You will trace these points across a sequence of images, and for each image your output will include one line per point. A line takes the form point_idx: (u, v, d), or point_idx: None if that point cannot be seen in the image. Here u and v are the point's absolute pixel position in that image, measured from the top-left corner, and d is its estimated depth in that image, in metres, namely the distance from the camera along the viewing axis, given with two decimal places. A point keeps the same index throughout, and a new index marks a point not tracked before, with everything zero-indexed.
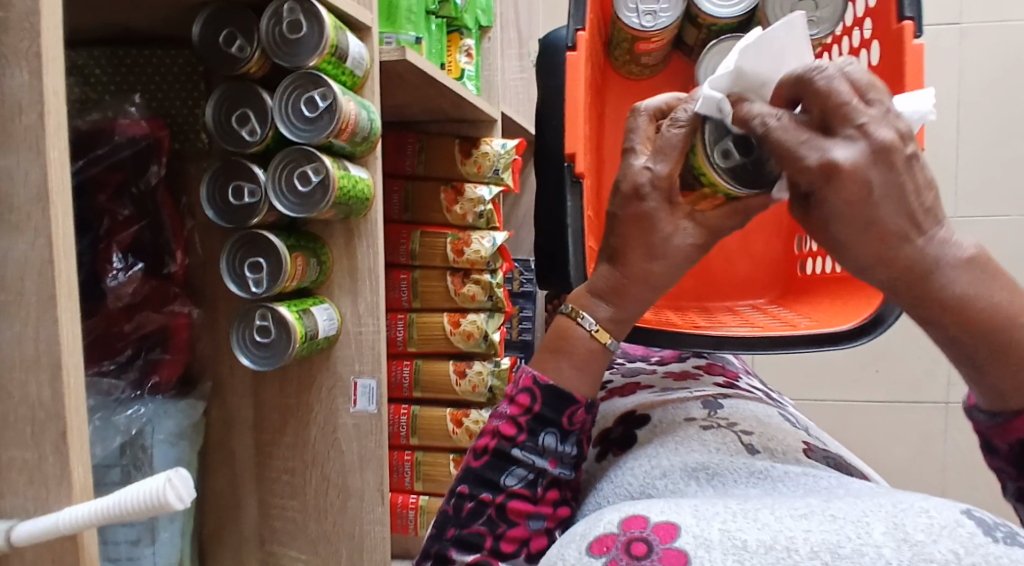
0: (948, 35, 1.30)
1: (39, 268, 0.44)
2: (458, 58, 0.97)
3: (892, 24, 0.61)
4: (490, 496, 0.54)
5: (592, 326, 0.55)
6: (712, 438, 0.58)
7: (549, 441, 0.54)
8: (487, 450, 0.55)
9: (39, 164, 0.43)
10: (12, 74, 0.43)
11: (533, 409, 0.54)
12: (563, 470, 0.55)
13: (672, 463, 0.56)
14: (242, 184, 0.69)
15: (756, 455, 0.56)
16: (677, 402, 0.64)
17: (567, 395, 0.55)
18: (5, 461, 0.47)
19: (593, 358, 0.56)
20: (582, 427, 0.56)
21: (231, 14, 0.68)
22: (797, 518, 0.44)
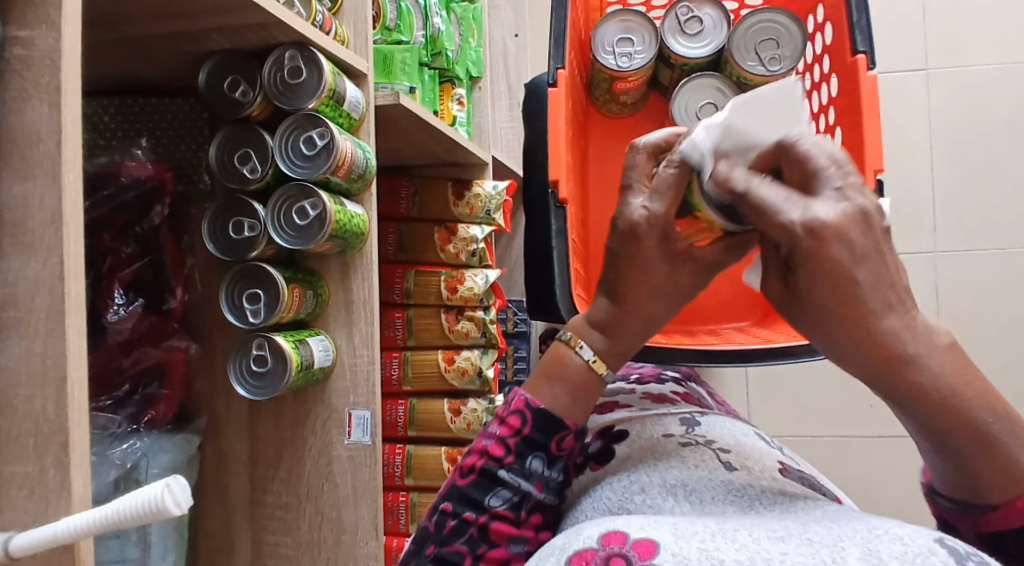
0: (915, 81, 1.36)
1: (50, 285, 0.46)
2: (450, 106, 1.01)
3: (848, 58, 0.66)
4: (473, 516, 0.55)
5: (589, 357, 0.57)
6: (691, 455, 0.59)
7: (536, 466, 0.56)
8: (473, 471, 0.56)
9: (56, 188, 0.46)
10: (34, 104, 0.46)
11: (522, 433, 0.56)
12: (547, 495, 0.56)
13: (651, 479, 0.57)
14: (242, 218, 0.72)
15: (734, 471, 0.57)
16: (654, 418, 0.65)
17: (557, 421, 0.56)
18: (6, 475, 0.47)
19: (579, 382, 0.58)
20: (569, 453, 0.57)
21: (234, 61, 0.71)
22: (774, 541, 0.45)
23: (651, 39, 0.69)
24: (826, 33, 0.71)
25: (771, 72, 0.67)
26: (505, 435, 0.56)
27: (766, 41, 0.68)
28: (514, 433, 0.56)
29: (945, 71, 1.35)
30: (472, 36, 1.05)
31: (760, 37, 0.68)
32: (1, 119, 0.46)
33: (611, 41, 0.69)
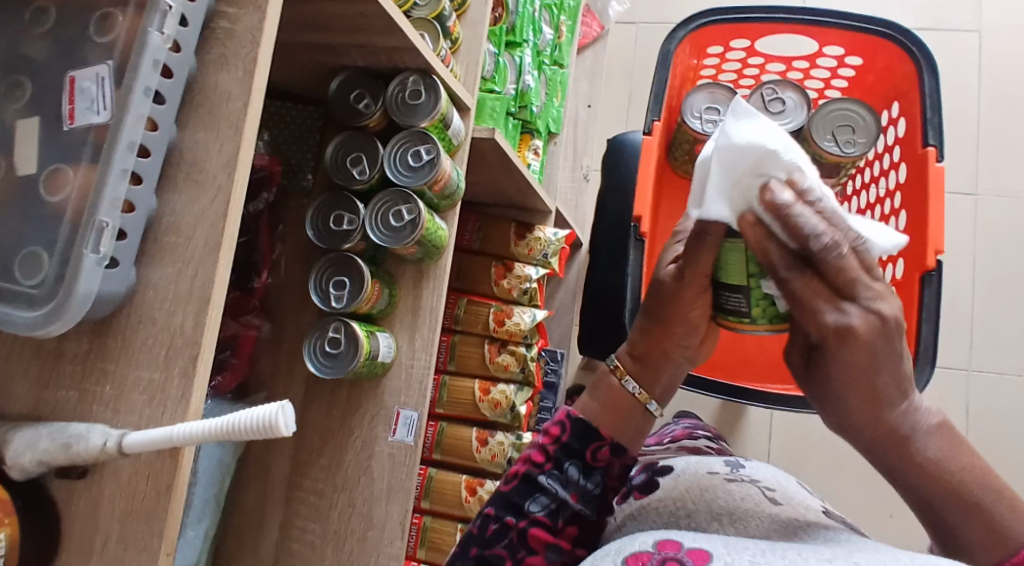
0: (959, 205, 1.35)
1: (212, 219, 0.53)
2: (526, 154, 1.10)
3: (918, 148, 0.74)
4: (514, 521, 0.60)
5: (636, 390, 0.64)
6: (737, 489, 0.65)
7: (573, 474, 0.61)
8: (516, 479, 0.62)
9: (235, 139, 0.53)
10: (228, 69, 0.53)
11: (560, 441, 0.62)
12: (585, 507, 0.61)
13: (698, 506, 0.63)
14: (343, 214, 0.79)
15: (776, 505, 0.63)
16: (703, 459, 0.71)
17: (594, 431, 0.62)
18: (130, 379, 0.53)
19: (624, 404, 0.64)
20: (606, 465, 0.62)
21: (363, 76, 0.80)
22: (821, 560, 0.49)
23: None
24: (901, 128, 0.78)
25: (843, 152, 0.74)
26: (546, 444, 0.63)
27: (842, 126, 0.75)
28: (554, 442, 0.63)
29: (993, 199, 1.35)
30: (556, 97, 1.16)
31: (839, 122, 0.75)
32: (196, 77, 0.54)
33: (699, 107, 0.78)
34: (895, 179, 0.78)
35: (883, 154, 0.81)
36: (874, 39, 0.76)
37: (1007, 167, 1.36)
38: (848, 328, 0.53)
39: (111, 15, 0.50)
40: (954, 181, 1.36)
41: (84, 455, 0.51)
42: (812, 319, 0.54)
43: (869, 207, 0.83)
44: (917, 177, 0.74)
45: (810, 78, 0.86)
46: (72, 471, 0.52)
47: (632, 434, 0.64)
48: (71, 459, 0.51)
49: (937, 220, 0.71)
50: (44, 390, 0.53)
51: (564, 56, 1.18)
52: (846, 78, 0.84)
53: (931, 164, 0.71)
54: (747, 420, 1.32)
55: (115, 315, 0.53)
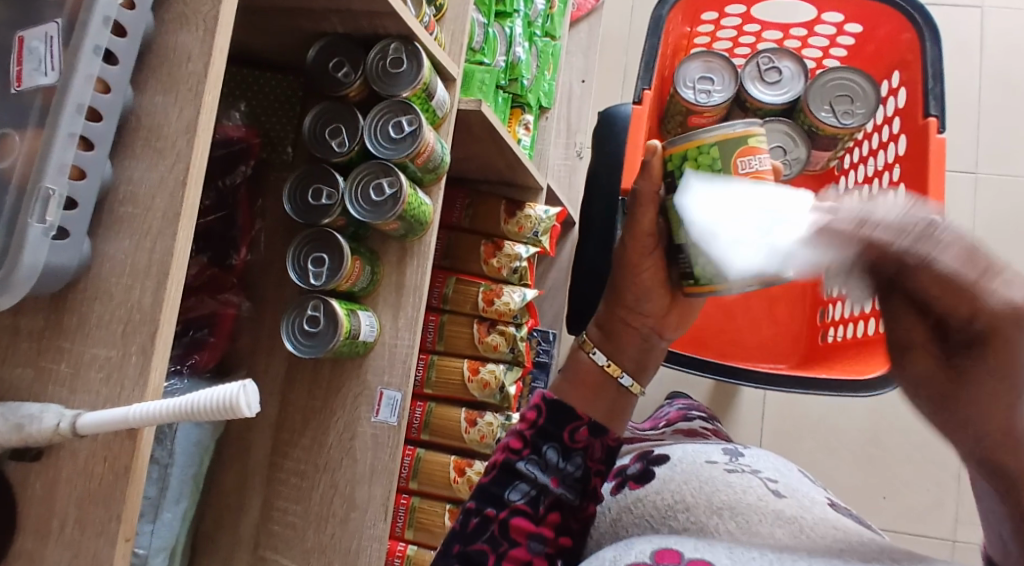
0: (964, 183, 1.32)
1: (172, 188, 0.50)
2: (516, 128, 1.07)
3: (918, 120, 0.71)
4: (495, 512, 0.58)
5: (604, 362, 0.63)
6: (737, 480, 0.60)
7: (551, 457, 0.59)
8: (495, 469, 0.60)
9: (195, 104, 0.50)
10: (189, 30, 0.50)
11: (536, 425, 0.59)
12: (566, 491, 0.58)
13: (698, 499, 0.58)
14: (321, 186, 0.76)
15: (780, 498, 0.57)
16: (698, 446, 0.67)
17: (568, 411, 0.60)
18: (87, 357, 0.50)
19: (593, 381, 0.62)
20: (586, 445, 0.59)
21: (342, 43, 0.77)
22: None
23: (731, 80, 0.74)
24: (900, 99, 0.75)
25: (841, 124, 0.73)
26: (523, 430, 0.60)
27: (841, 96, 0.73)
28: (531, 426, 0.60)
29: (995, 176, 1.32)
30: (548, 69, 1.12)
31: (837, 93, 0.73)
32: (155, 37, 0.51)
33: (692, 77, 0.74)
34: (893, 152, 0.75)
35: (881, 126, 0.78)
36: (875, 6, 0.73)
37: (1010, 143, 1.33)
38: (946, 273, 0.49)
39: None
40: (956, 157, 1.33)
41: (37, 436, 0.48)
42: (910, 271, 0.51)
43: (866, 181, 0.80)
44: (916, 150, 0.71)
45: (806, 47, 0.83)
46: (27, 453, 0.50)
47: (608, 410, 0.61)
48: (24, 440, 0.48)
49: (936, 196, 0.67)
50: None
51: (556, 27, 1.14)
52: (845, 47, 0.81)
53: (932, 136, 0.68)
54: (742, 401, 1.29)
55: (71, 290, 0.51)
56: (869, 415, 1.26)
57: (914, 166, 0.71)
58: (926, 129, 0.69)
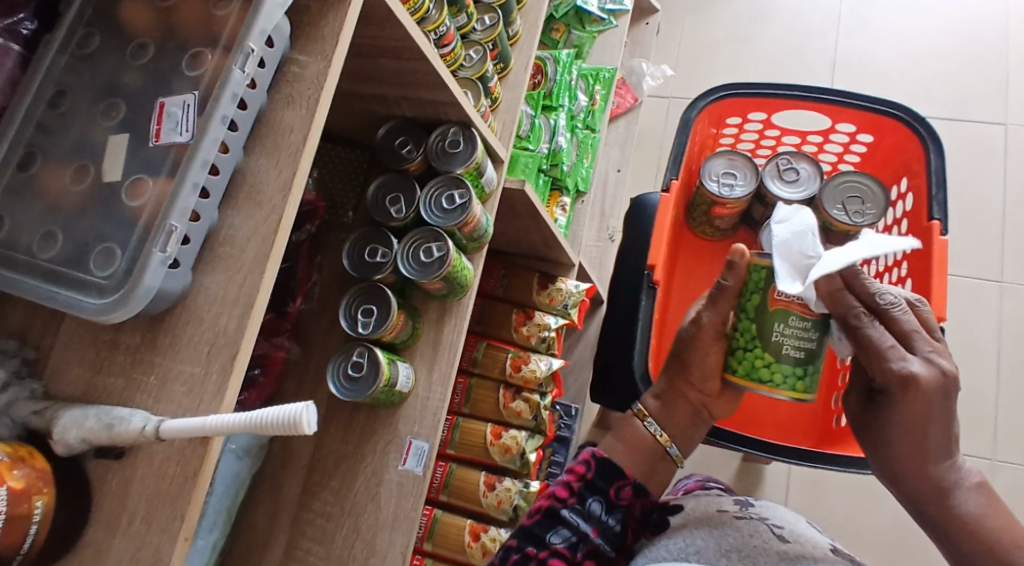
0: (980, 295, 1.38)
1: (265, 235, 0.58)
2: (554, 209, 1.16)
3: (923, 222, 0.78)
4: (535, 550, 0.62)
5: (657, 431, 0.68)
6: (746, 526, 0.62)
7: (595, 509, 0.64)
8: (539, 514, 0.64)
9: (292, 166, 0.59)
10: (296, 105, 0.59)
11: (585, 477, 0.65)
12: (603, 542, 0.63)
13: (708, 542, 0.61)
14: (377, 247, 0.85)
15: (785, 544, 0.60)
16: (711, 496, 0.69)
17: (617, 470, 0.65)
18: (173, 372, 0.57)
19: (644, 444, 0.68)
20: (628, 505, 0.64)
21: (409, 126, 0.87)
22: None
23: (752, 176, 0.83)
24: (908, 202, 0.82)
25: (852, 223, 0.78)
26: (571, 481, 0.65)
27: (852, 197, 0.79)
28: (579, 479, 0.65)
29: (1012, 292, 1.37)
30: (587, 158, 1.22)
31: (848, 194, 0.79)
32: (265, 111, 0.60)
33: (716, 171, 0.83)
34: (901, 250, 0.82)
35: (891, 227, 0.85)
36: (884, 118, 0.82)
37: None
38: (912, 376, 0.61)
39: (201, 53, 0.57)
40: (974, 270, 1.39)
41: (124, 436, 0.55)
42: (880, 366, 0.62)
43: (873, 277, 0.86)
44: (922, 248, 0.78)
45: (823, 152, 0.92)
46: (110, 451, 0.57)
47: (648, 470, 0.67)
48: (111, 439, 0.55)
49: (938, 292, 0.73)
50: (95, 377, 0.59)
51: (597, 122, 1.24)
52: (858, 153, 0.89)
53: (936, 237, 0.75)
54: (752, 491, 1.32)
55: (166, 315, 0.58)
56: (885, 518, 1.28)
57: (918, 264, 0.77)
58: (931, 230, 0.76)
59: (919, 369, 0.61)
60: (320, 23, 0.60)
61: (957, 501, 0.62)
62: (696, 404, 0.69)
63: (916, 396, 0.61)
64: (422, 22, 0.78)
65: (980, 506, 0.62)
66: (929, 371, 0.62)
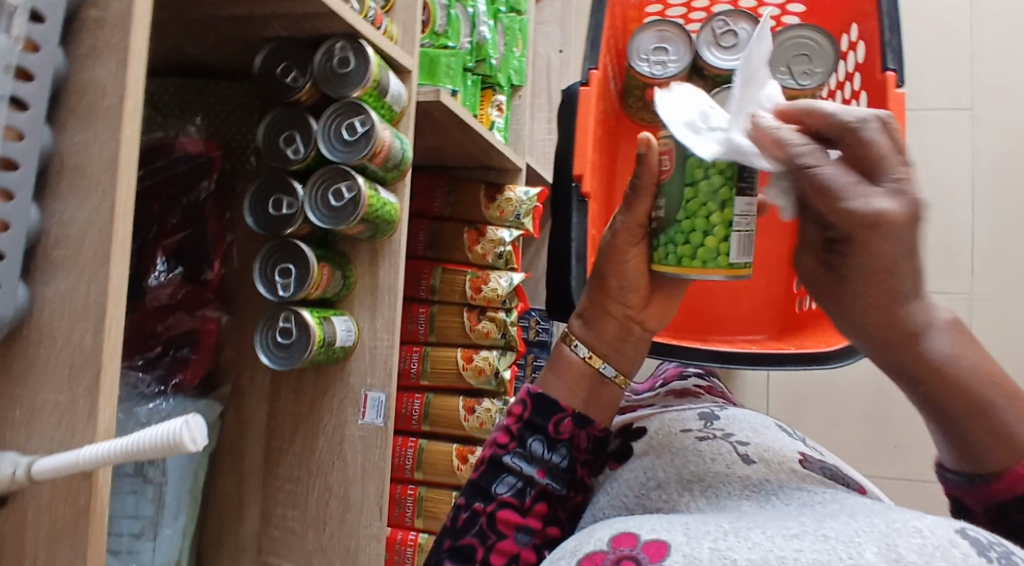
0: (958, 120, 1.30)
1: (101, 226, 0.49)
2: (489, 111, 1.06)
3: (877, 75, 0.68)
4: (482, 506, 0.53)
5: (585, 353, 0.57)
6: (708, 449, 0.54)
7: (537, 449, 0.54)
8: (482, 464, 0.56)
9: (115, 138, 0.49)
10: (103, 62, 0.49)
11: (523, 417, 0.56)
12: (553, 482, 0.54)
13: (668, 474, 0.53)
14: (281, 197, 0.76)
15: (752, 465, 0.51)
16: (674, 413, 0.60)
17: (554, 403, 0.56)
18: (39, 402, 0.50)
19: (575, 372, 0.57)
20: (572, 437, 0.55)
21: (289, 49, 0.75)
22: (789, 538, 0.41)
23: (685, 48, 0.73)
24: (859, 53, 0.72)
25: (800, 86, 0.70)
26: (510, 423, 0.56)
27: (797, 56, 0.71)
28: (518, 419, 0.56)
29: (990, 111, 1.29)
30: (517, 46, 1.10)
31: (793, 53, 0.71)
32: (70, 77, 0.49)
33: (646, 48, 0.74)
34: (855, 110, 0.72)
35: (844, 84, 0.74)
36: None
37: (1009, 76, 1.28)
38: (880, 213, 0.44)
39: None
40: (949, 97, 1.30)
41: None
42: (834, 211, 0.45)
43: None
44: (877, 106, 0.68)
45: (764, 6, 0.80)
46: None
47: (587, 399, 0.57)
48: None
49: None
50: None
51: (520, 2, 1.11)
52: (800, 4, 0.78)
53: (891, 92, 0.65)
54: None
55: (17, 337, 0.51)
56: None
57: (875, 123, 0.67)
58: (885, 84, 0.66)
59: (891, 206, 0.44)
60: None
61: (934, 348, 0.48)
62: (623, 319, 0.58)
63: (885, 234, 0.45)
64: None
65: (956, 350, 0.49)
66: (901, 203, 0.44)
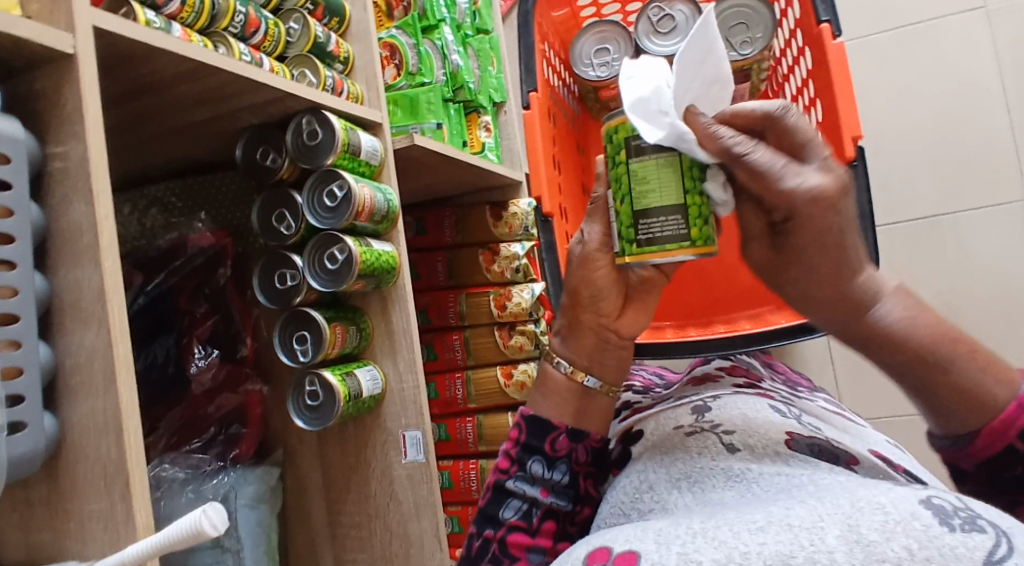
0: (974, 24, 1.21)
1: (103, 352, 0.54)
2: (478, 133, 1.09)
3: (815, 29, 0.72)
4: (492, 532, 0.57)
5: (568, 368, 0.61)
6: (694, 443, 0.55)
7: (537, 469, 0.58)
8: (489, 491, 0.59)
9: (97, 272, 0.54)
10: (74, 207, 0.54)
11: (520, 441, 0.59)
12: (557, 499, 0.58)
13: (659, 474, 0.54)
14: (284, 270, 0.81)
15: (736, 454, 0.53)
16: (667, 411, 0.62)
17: (548, 422, 0.59)
18: (86, 512, 0.57)
19: (564, 389, 0.61)
20: (569, 453, 0.59)
21: (263, 134, 0.80)
22: (753, 531, 0.41)
23: (625, 44, 0.75)
24: (797, 10, 0.75)
25: (743, 56, 0.72)
26: (510, 449, 0.60)
27: (737, 25, 0.73)
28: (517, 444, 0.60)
29: (1007, 6, 1.20)
30: (492, 64, 1.12)
31: (732, 23, 0.73)
32: (51, 224, 0.55)
33: (588, 53, 0.76)
34: (805, 67, 0.76)
35: (790, 42, 0.78)
36: None
37: None
38: (817, 192, 0.51)
39: None
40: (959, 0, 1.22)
41: None
42: (778, 193, 0.52)
43: (793, 101, 0.80)
44: (820, 60, 0.72)
45: None
46: None
47: (578, 411, 0.60)
48: None
49: (847, 106, 0.68)
50: (30, 537, 0.59)
51: (486, 21, 1.13)
52: None
53: (828, 45, 0.69)
54: None
55: (58, 459, 0.57)
56: (929, 295, 1.21)
57: (822, 78, 0.72)
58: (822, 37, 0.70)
59: (822, 181, 0.51)
60: (61, 101, 0.54)
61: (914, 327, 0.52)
62: (597, 328, 0.62)
63: (825, 208, 0.52)
64: (210, 23, 0.69)
65: (909, 317, 0.53)
66: (830, 178, 0.51)
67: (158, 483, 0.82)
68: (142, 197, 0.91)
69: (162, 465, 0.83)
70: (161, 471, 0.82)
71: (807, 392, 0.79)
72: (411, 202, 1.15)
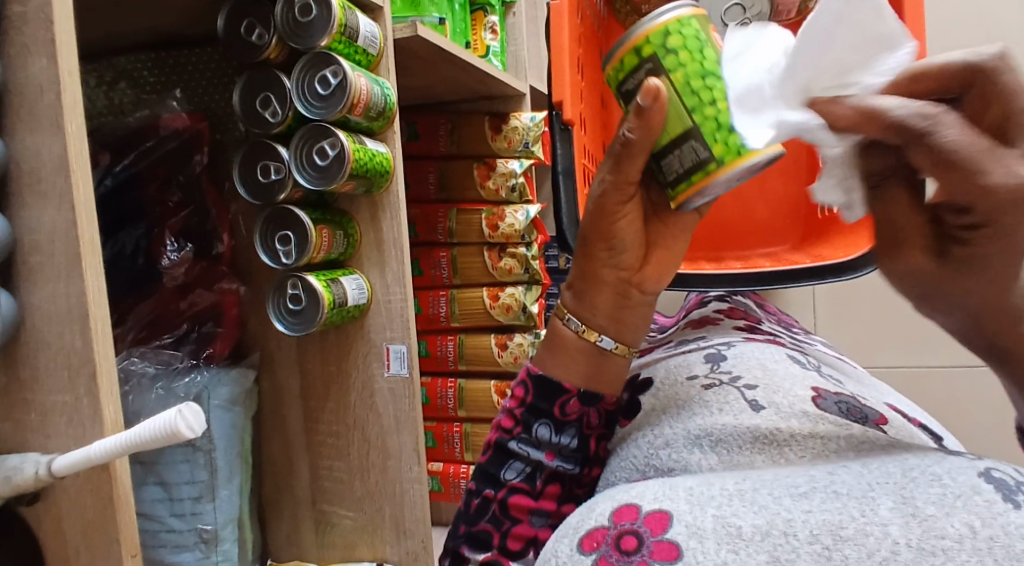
0: None
1: (66, 230, 0.50)
2: (482, 35, 1.01)
3: None
4: (493, 493, 0.53)
5: (579, 325, 0.52)
6: (714, 398, 0.52)
7: (544, 434, 0.52)
8: (491, 448, 0.54)
9: (60, 138, 0.49)
10: (34, 60, 0.49)
11: (525, 402, 0.53)
12: (563, 463, 0.53)
13: (675, 431, 0.51)
14: (268, 162, 0.75)
15: (760, 412, 0.50)
16: (680, 359, 0.59)
17: (556, 384, 0.52)
18: (49, 405, 0.52)
19: (576, 351, 0.52)
20: (580, 417, 0.52)
21: (252, 5, 0.73)
22: (797, 498, 0.38)
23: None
24: None
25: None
26: (513, 406, 0.54)
27: None
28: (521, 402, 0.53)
29: None
30: None
31: None
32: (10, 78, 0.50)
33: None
34: None
35: None
36: None
37: None
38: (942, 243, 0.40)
39: None
40: None
41: (21, 485, 0.52)
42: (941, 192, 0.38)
43: None
44: None
45: None
46: (24, 498, 0.55)
47: (595, 376, 0.53)
48: (15, 489, 0.52)
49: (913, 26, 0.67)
50: None
51: None
52: None
53: None
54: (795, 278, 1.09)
55: (17, 345, 0.53)
56: None
57: None
58: None
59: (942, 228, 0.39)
60: None
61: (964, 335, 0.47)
62: (617, 282, 0.52)
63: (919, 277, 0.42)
64: None
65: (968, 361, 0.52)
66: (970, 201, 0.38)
67: (128, 377, 0.80)
68: (108, 68, 0.85)
69: (130, 358, 0.80)
70: (130, 363, 0.80)
71: (807, 336, 0.76)
72: (403, 105, 1.09)
